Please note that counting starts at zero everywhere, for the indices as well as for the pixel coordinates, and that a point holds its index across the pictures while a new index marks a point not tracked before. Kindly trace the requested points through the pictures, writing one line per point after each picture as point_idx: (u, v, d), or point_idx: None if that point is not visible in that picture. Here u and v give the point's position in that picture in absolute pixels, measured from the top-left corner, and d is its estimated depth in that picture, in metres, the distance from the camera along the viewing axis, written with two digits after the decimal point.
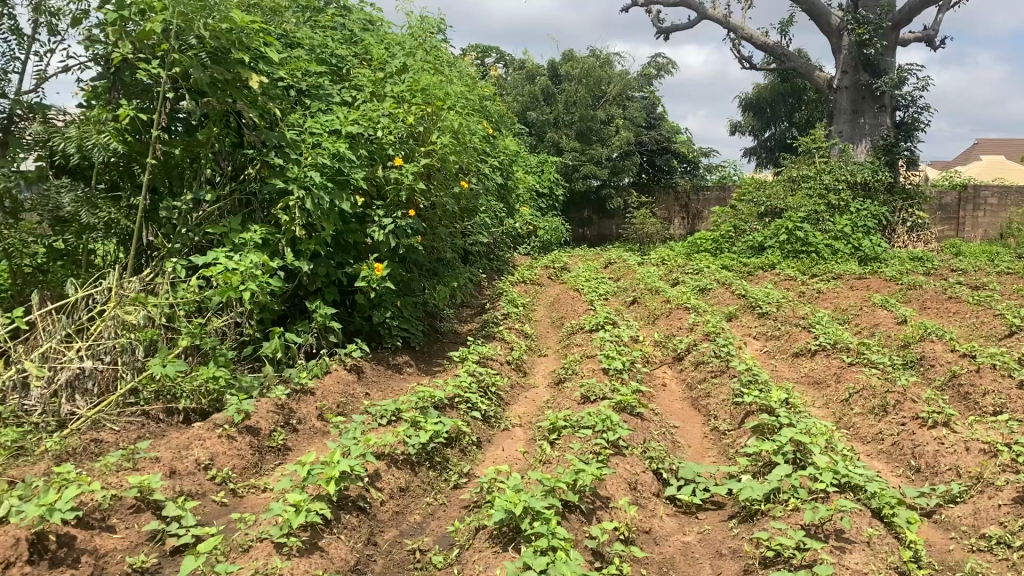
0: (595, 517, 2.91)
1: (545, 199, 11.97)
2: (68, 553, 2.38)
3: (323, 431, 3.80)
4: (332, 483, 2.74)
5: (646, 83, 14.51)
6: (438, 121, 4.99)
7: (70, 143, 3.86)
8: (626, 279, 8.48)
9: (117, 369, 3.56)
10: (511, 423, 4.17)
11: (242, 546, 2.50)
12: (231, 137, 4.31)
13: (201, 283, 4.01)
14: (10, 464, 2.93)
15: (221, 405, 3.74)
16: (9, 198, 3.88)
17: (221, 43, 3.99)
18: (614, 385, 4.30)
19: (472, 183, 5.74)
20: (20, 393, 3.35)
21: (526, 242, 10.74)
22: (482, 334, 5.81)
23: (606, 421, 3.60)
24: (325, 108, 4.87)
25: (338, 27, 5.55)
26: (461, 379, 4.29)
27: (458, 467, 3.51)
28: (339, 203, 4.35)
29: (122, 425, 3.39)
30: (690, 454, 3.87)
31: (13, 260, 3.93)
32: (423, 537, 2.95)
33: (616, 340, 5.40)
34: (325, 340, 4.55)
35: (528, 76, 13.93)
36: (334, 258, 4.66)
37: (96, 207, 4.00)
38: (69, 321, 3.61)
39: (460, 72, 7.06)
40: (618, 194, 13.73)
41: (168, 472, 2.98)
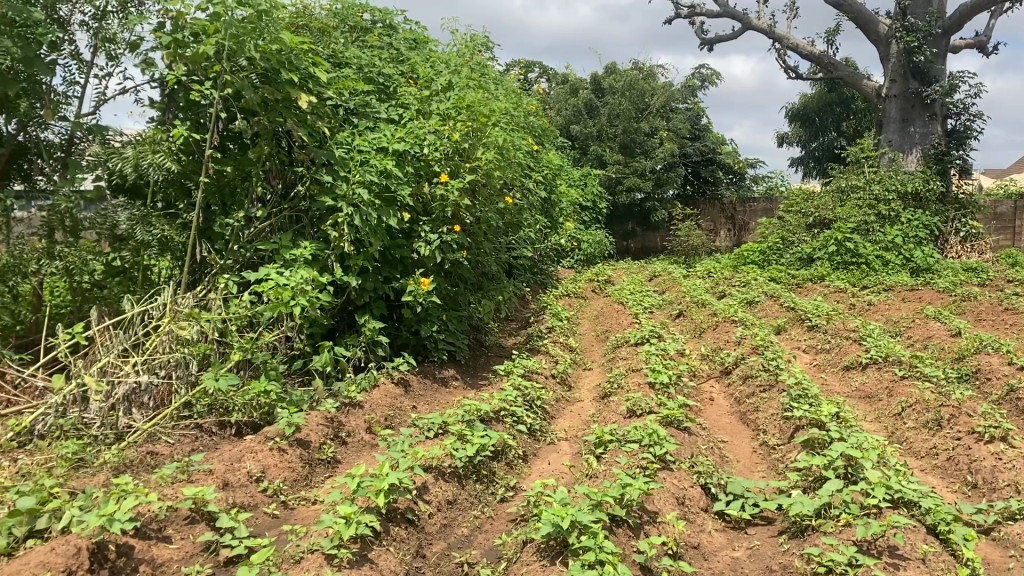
0: (643, 531, 2.89)
1: (589, 212, 11.96)
2: (127, 562, 2.45)
3: (372, 444, 3.84)
4: (381, 495, 2.76)
5: (690, 94, 14.43)
6: (483, 137, 5.02)
7: (126, 163, 4.00)
8: (671, 292, 8.42)
9: (172, 383, 3.67)
10: (558, 437, 4.17)
11: (294, 557, 2.54)
12: (281, 156, 4.40)
13: (253, 298, 4.09)
14: (71, 475, 3.01)
15: (272, 418, 3.81)
16: (70, 217, 4.02)
17: (271, 64, 4.08)
18: (660, 399, 4.28)
19: (516, 199, 5.77)
20: (80, 407, 3.41)
21: (570, 256, 10.73)
22: (527, 348, 5.82)
23: (653, 435, 3.59)
24: (372, 126, 4.93)
25: (384, 46, 5.62)
26: (507, 393, 4.31)
27: (505, 481, 3.52)
28: (387, 219, 4.39)
29: (177, 438, 3.48)
30: (738, 468, 3.82)
31: (73, 277, 4.03)
32: (471, 550, 2.96)
33: (662, 353, 5.37)
34: (372, 354, 4.60)
35: (571, 89, 13.95)
36: (381, 273, 4.71)
37: (150, 225, 4.11)
38: (126, 337, 3.70)
39: (504, 88, 7.11)
40: (663, 207, 13.66)
41: (221, 484, 3.04)
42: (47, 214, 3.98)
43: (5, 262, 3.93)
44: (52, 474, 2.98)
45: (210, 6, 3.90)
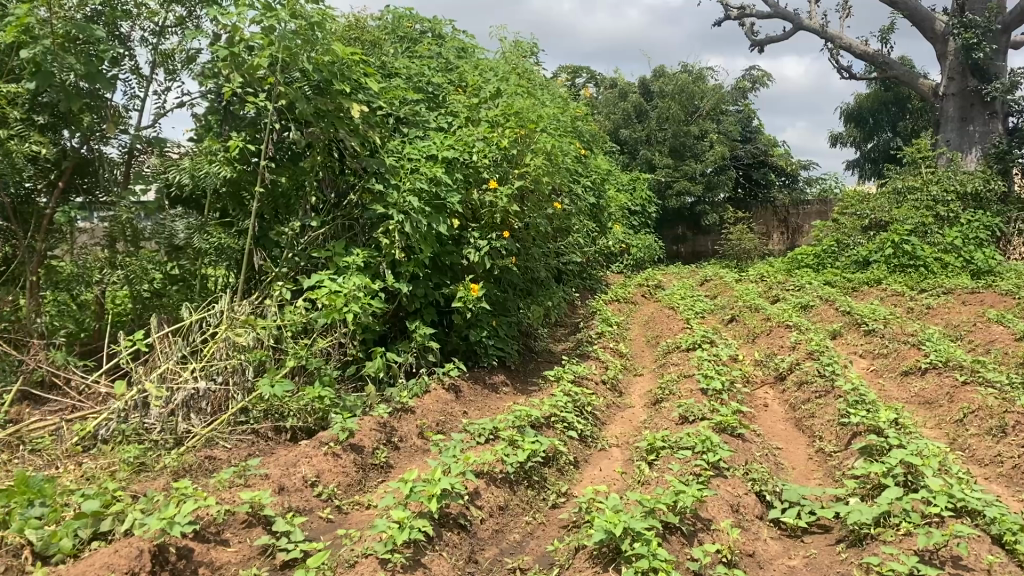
0: (697, 539, 2.86)
1: (638, 217, 11.88)
2: (187, 564, 2.50)
3: (424, 449, 3.86)
4: (434, 500, 2.78)
5: (741, 96, 14.26)
6: (531, 143, 5.01)
7: (184, 174, 4.08)
8: (723, 296, 8.32)
9: (228, 389, 3.72)
10: (609, 443, 4.15)
11: (349, 562, 2.56)
12: (333, 165, 4.48)
13: (307, 305, 4.16)
14: (133, 480, 3.09)
15: (327, 424, 3.86)
16: (131, 227, 4.18)
17: (324, 75, 4.15)
18: (713, 405, 4.23)
19: (565, 205, 5.76)
20: (141, 412, 3.51)
21: (619, 261, 10.67)
22: (577, 353, 5.81)
23: (706, 441, 3.55)
24: (421, 134, 4.97)
25: (432, 55, 5.65)
26: (558, 399, 4.30)
27: (556, 487, 3.51)
28: (437, 226, 4.42)
29: (234, 442, 3.55)
30: (794, 476, 3.76)
31: (133, 285, 4.18)
32: (523, 556, 2.96)
33: (714, 359, 5.31)
34: (424, 359, 4.64)
35: (620, 94, 13.90)
36: (431, 280, 4.75)
37: (207, 233, 4.20)
38: (185, 343, 3.81)
39: (552, 94, 7.10)
40: (713, 211, 13.52)
41: (277, 488, 3.09)
42: (110, 225, 4.15)
43: (71, 272, 4.18)
44: (115, 477, 3.06)
45: (263, 19, 3.94)
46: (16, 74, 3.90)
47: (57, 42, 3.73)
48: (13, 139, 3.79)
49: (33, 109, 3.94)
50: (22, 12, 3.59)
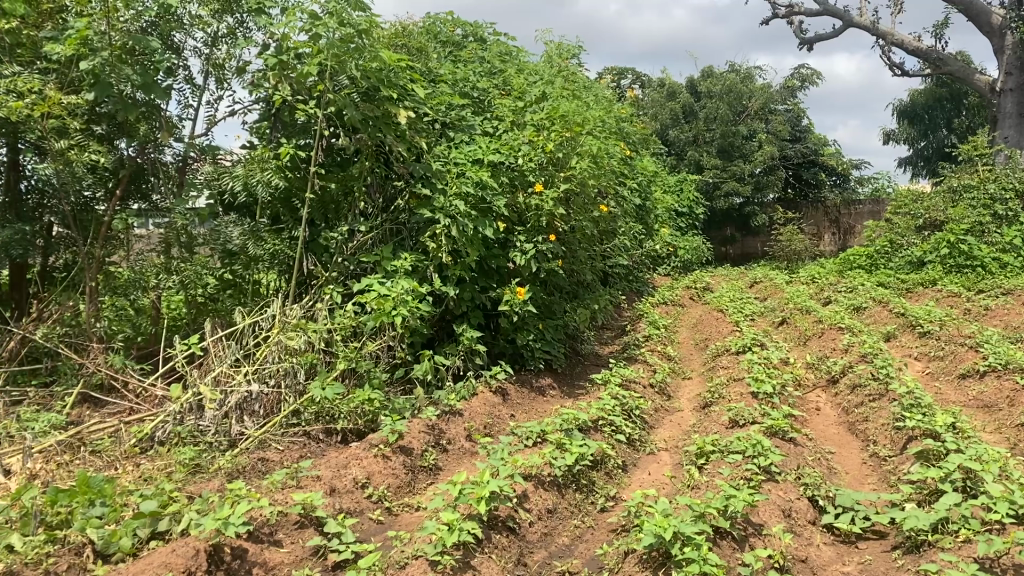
0: (748, 544, 2.83)
1: (685, 219, 11.76)
2: (242, 564, 2.55)
3: (472, 451, 3.87)
4: (483, 503, 2.79)
5: (790, 95, 14.05)
6: (577, 146, 5.00)
7: (237, 181, 4.21)
8: (773, 299, 8.21)
9: (281, 392, 3.77)
10: (658, 447, 4.12)
11: (399, 563, 2.59)
12: (381, 170, 4.53)
13: (356, 309, 4.20)
14: (189, 481, 3.16)
15: (376, 426, 3.89)
16: (186, 233, 4.32)
17: (371, 81, 4.21)
18: (764, 409, 4.18)
19: (611, 208, 5.73)
20: (196, 415, 3.57)
21: (666, 263, 10.58)
22: (625, 356, 5.78)
23: (757, 445, 3.52)
24: (467, 138, 5.00)
25: (478, 60, 5.67)
26: (605, 402, 4.29)
27: (604, 490, 3.49)
28: (483, 229, 4.44)
29: (286, 444, 3.59)
30: (847, 480, 3.70)
31: (189, 291, 4.37)
32: (572, 559, 2.95)
33: (765, 362, 5.24)
34: (471, 362, 4.66)
35: (667, 95, 13.79)
36: (478, 283, 4.78)
37: (262, 240, 4.33)
38: (238, 347, 3.87)
39: (597, 96, 7.08)
40: (763, 211, 13.34)
41: (329, 490, 3.12)
42: (166, 231, 4.30)
43: (129, 277, 4.35)
44: (171, 478, 3.13)
45: (311, 28, 4.04)
46: (75, 85, 4.04)
47: (115, 54, 3.83)
48: (74, 148, 3.90)
49: (92, 119, 4.08)
50: (82, 25, 3.71)
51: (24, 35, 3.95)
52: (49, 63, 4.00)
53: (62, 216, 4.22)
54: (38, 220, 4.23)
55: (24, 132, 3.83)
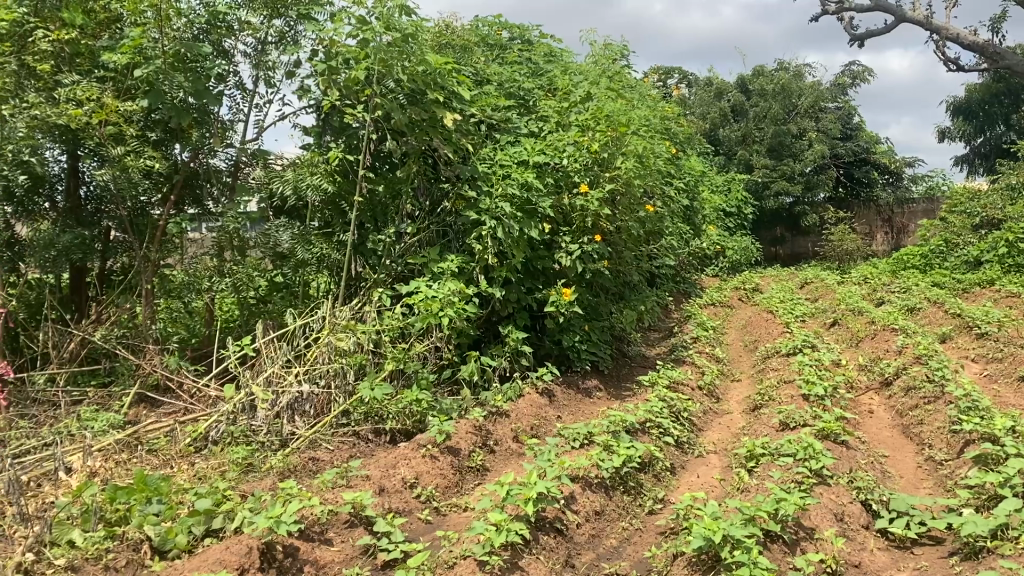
0: (800, 548, 2.79)
1: (734, 219, 11.63)
2: (294, 562, 2.58)
3: (519, 452, 3.88)
4: (531, 504, 2.80)
5: (840, 93, 13.81)
6: (622, 145, 4.94)
7: (287, 185, 4.34)
8: (824, 299, 8.08)
9: (331, 393, 3.81)
10: (706, 450, 4.08)
11: (447, 563, 2.60)
12: (428, 173, 4.59)
13: (404, 310, 4.24)
14: (242, 479, 3.22)
15: (424, 426, 3.92)
16: (238, 237, 4.40)
17: (417, 85, 4.27)
18: (816, 411, 4.12)
19: (658, 207, 5.70)
20: (249, 415, 3.65)
21: (714, 263, 10.47)
22: (672, 358, 5.74)
23: (808, 448, 3.47)
24: (513, 140, 5.01)
25: (523, 62, 5.68)
26: (653, 404, 4.27)
27: (652, 493, 3.47)
28: (529, 231, 4.44)
29: (336, 444, 3.64)
30: (901, 484, 3.62)
31: (241, 293, 4.45)
32: (620, 561, 2.94)
33: (816, 364, 5.16)
34: (517, 363, 4.67)
35: (715, 93, 13.65)
36: (524, 284, 4.79)
37: (310, 244, 4.44)
38: (289, 348, 3.94)
39: (643, 96, 7.04)
40: (813, 211, 13.13)
41: (378, 490, 3.16)
42: (218, 234, 4.40)
43: (183, 280, 4.49)
44: (225, 477, 3.20)
45: (360, 33, 4.12)
46: (131, 93, 4.15)
47: (167, 62, 3.94)
48: (130, 155, 4.01)
49: (146, 126, 4.21)
50: (137, 34, 3.82)
51: (83, 45, 4.06)
52: (106, 71, 4.11)
53: (120, 221, 4.37)
54: (98, 224, 4.37)
55: (83, 139, 3.95)
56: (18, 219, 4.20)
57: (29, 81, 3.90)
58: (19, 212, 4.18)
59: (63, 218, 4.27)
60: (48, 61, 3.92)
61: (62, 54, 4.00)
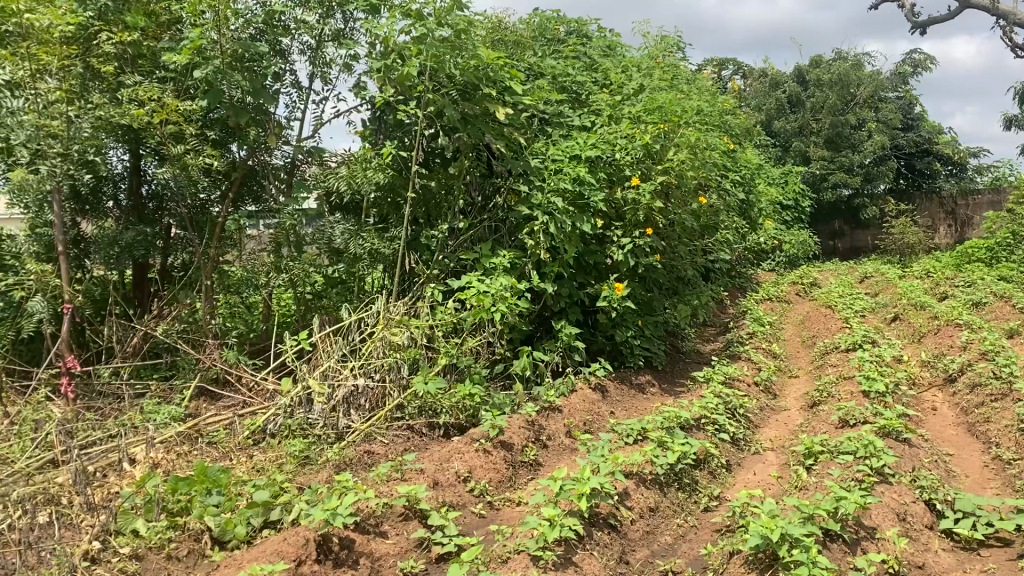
0: (860, 548, 2.72)
1: (791, 212, 11.41)
2: (350, 554, 2.61)
3: (572, 448, 3.86)
4: (584, 500, 2.79)
5: (901, 82, 13.46)
6: (675, 137, 4.89)
7: (341, 182, 4.38)
8: (885, 294, 7.90)
9: (385, 387, 3.84)
10: (763, 447, 4.01)
11: (501, 558, 2.61)
12: (481, 168, 4.62)
13: (457, 306, 4.26)
14: (299, 472, 3.27)
15: (477, 420, 3.92)
16: (294, 233, 4.47)
17: (470, 80, 4.28)
18: (877, 408, 4.02)
19: (712, 201, 5.63)
20: (306, 408, 3.71)
21: (771, 258, 10.29)
22: (728, 354, 5.68)
23: (869, 446, 3.38)
24: (566, 134, 4.97)
25: (577, 55, 5.64)
26: (708, 400, 4.23)
27: (708, 490, 3.42)
28: (582, 226, 4.41)
29: (391, 438, 3.68)
30: (967, 484, 3.52)
31: (297, 287, 4.58)
32: (675, 559, 2.91)
33: (877, 360, 5.04)
34: (570, 359, 4.66)
35: (771, 84, 13.42)
36: (576, 279, 4.78)
37: (362, 239, 4.42)
38: (345, 342, 3.99)
39: (698, 88, 6.95)
40: (873, 204, 12.84)
41: (432, 483, 3.18)
42: (275, 231, 4.47)
43: (241, 276, 4.53)
44: (283, 470, 3.25)
45: (414, 30, 4.15)
46: (191, 92, 4.26)
47: (226, 61, 4.02)
48: (190, 153, 4.10)
49: (206, 125, 4.31)
50: (196, 35, 3.90)
51: (145, 46, 4.17)
52: (166, 71, 4.24)
53: (180, 219, 4.48)
54: (159, 221, 4.52)
55: (144, 138, 4.12)
56: (83, 217, 4.41)
57: (93, 83, 4.05)
58: (85, 209, 4.37)
59: (126, 217, 4.44)
60: (111, 63, 4.05)
61: (125, 55, 4.12)
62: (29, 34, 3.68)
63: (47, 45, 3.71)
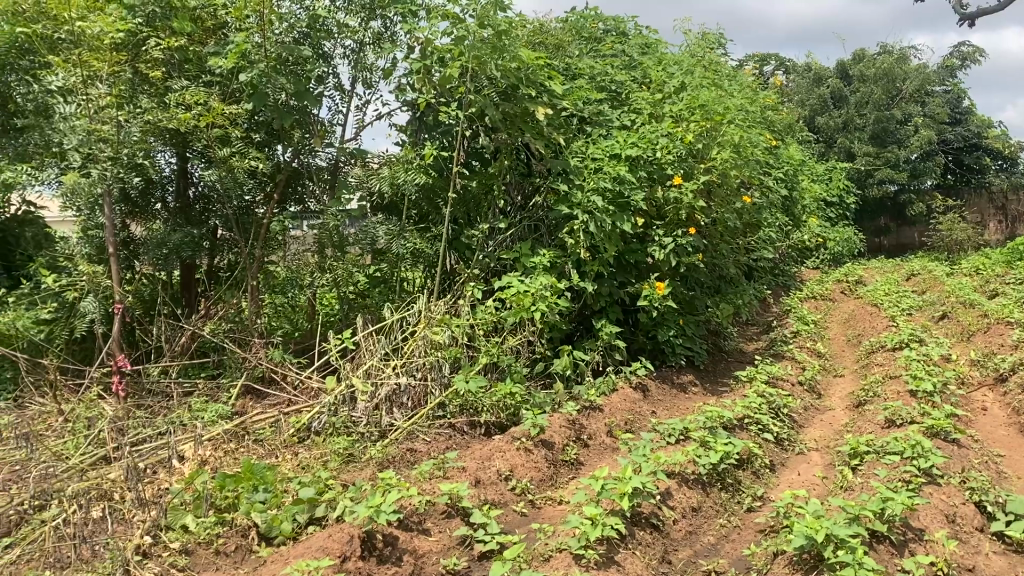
0: (908, 549, 2.69)
1: (835, 208, 11.24)
2: (392, 551, 2.64)
3: (614, 447, 3.84)
4: (626, 499, 2.79)
5: (949, 75, 13.19)
6: (718, 136, 4.83)
7: (385, 183, 4.40)
8: (933, 292, 7.74)
9: (427, 385, 3.87)
10: (808, 447, 3.96)
11: (543, 556, 2.62)
12: (520, 168, 4.64)
13: (497, 305, 4.28)
14: (343, 469, 3.31)
15: (519, 419, 3.93)
16: (338, 234, 4.52)
17: (510, 81, 4.29)
18: (924, 408, 3.95)
19: (755, 198, 5.56)
20: (349, 406, 3.75)
21: (814, 255, 10.14)
22: (771, 354, 5.61)
23: (916, 446, 3.32)
24: (605, 134, 4.95)
25: (615, 53, 5.62)
26: (751, 399, 4.19)
27: (751, 490, 3.39)
28: (622, 224, 4.40)
29: (433, 436, 3.69)
30: (1019, 486, 3.44)
31: (341, 288, 4.60)
32: (718, 559, 2.89)
33: (925, 359, 4.94)
34: (611, 357, 4.65)
35: (813, 80, 13.25)
36: (616, 278, 4.77)
37: (406, 239, 4.47)
38: (387, 341, 4.04)
39: (739, 84, 6.88)
40: (920, 200, 12.60)
41: (474, 481, 3.20)
42: (318, 232, 4.54)
43: (285, 276, 4.68)
44: (327, 467, 3.30)
45: (454, 31, 4.17)
46: (235, 96, 4.34)
47: (270, 65, 4.07)
48: (236, 156, 4.17)
49: (251, 128, 4.37)
50: (241, 39, 3.95)
51: (190, 51, 4.24)
52: (212, 76, 4.32)
53: (225, 220, 4.55)
54: (206, 223, 4.58)
55: (191, 141, 4.18)
56: (132, 219, 4.54)
57: (142, 87, 4.15)
58: (134, 211, 4.49)
59: (173, 218, 4.51)
60: (158, 68, 4.15)
61: (172, 61, 4.23)
62: (81, 41, 3.78)
63: (98, 51, 3.80)
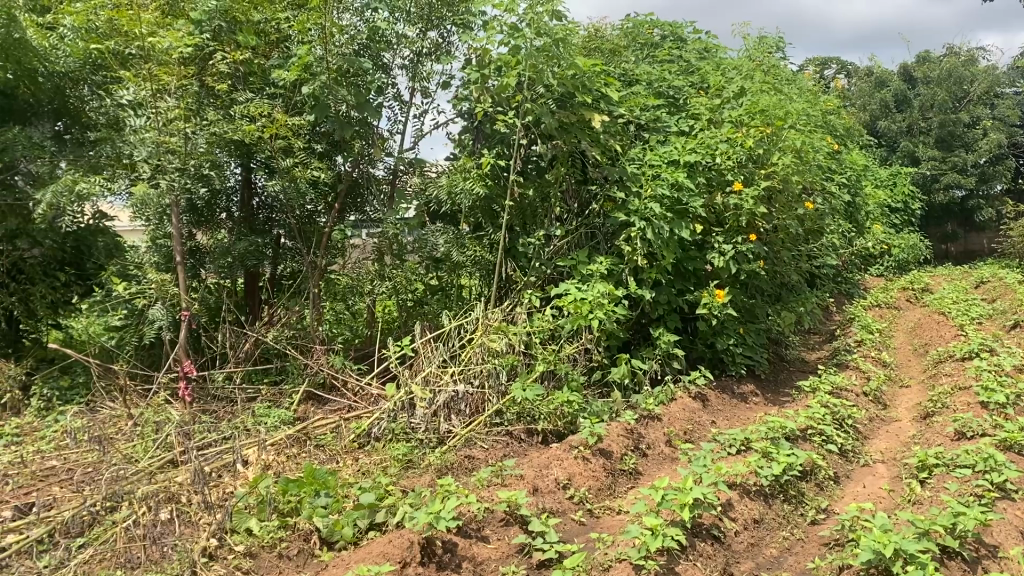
0: (981, 566, 2.60)
1: (900, 214, 10.95)
2: (452, 558, 2.65)
3: (674, 457, 3.78)
4: (687, 510, 2.76)
5: (1019, 77, 12.83)
6: (778, 141, 4.82)
7: (442, 192, 4.51)
8: (1004, 300, 7.50)
9: (484, 392, 3.90)
10: (873, 459, 3.86)
11: (603, 565, 2.61)
12: (576, 175, 4.63)
13: (555, 313, 4.28)
14: (402, 475, 3.34)
15: (576, 428, 3.92)
16: (397, 242, 4.58)
17: (567, 88, 4.30)
18: (996, 420, 3.82)
19: (817, 204, 5.46)
20: (408, 412, 3.76)
21: (878, 263, 9.90)
22: (834, 363, 5.50)
23: (989, 460, 3.22)
24: (663, 140, 4.92)
25: (672, 58, 5.57)
26: (815, 410, 4.11)
27: (815, 502, 3.32)
28: (680, 231, 4.34)
29: (490, 443, 3.71)
30: None
31: (399, 295, 4.68)
32: (782, 572, 2.82)
33: (996, 370, 4.78)
34: (669, 366, 4.61)
35: (876, 83, 12.91)
36: (674, 286, 4.72)
37: (464, 247, 4.58)
38: (445, 348, 4.08)
39: (800, 88, 6.76)
40: (989, 205, 12.23)
41: (532, 489, 3.19)
42: (379, 239, 4.58)
43: (346, 284, 4.73)
44: (387, 472, 3.34)
45: (511, 40, 4.19)
46: (298, 108, 4.41)
47: (333, 77, 4.16)
48: (299, 166, 4.26)
49: (313, 138, 4.45)
50: (303, 52, 4.05)
51: (255, 64, 4.37)
52: (276, 88, 4.41)
53: (289, 229, 4.68)
54: (269, 232, 4.72)
55: (255, 151, 4.30)
56: (199, 228, 4.66)
57: (208, 100, 4.27)
58: (200, 220, 4.62)
59: (238, 227, 4.66)
60: (224, 81, 4.27)
61: (237, 74, 4.35)
62: (151, 55, 3.87)
63: (167, 66, 3.89)
